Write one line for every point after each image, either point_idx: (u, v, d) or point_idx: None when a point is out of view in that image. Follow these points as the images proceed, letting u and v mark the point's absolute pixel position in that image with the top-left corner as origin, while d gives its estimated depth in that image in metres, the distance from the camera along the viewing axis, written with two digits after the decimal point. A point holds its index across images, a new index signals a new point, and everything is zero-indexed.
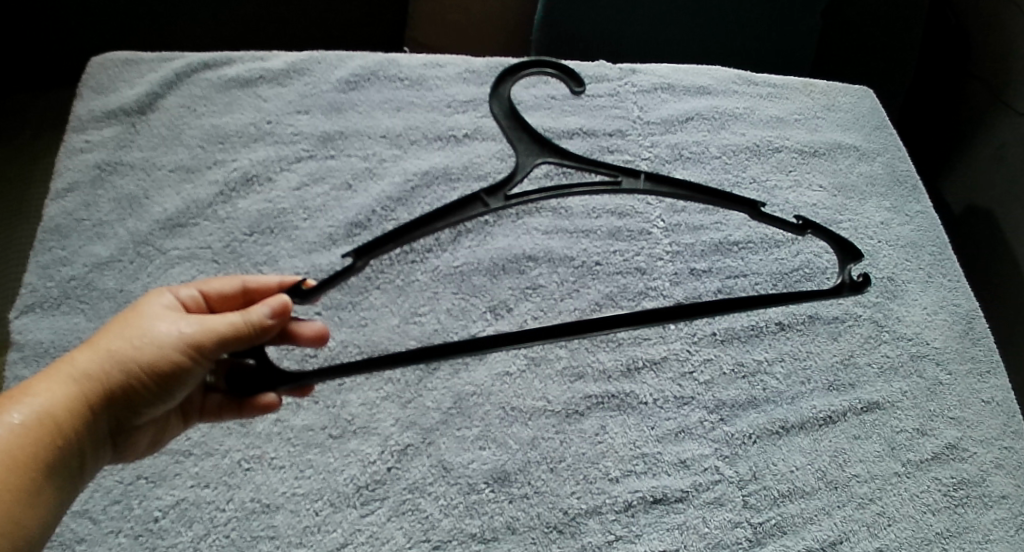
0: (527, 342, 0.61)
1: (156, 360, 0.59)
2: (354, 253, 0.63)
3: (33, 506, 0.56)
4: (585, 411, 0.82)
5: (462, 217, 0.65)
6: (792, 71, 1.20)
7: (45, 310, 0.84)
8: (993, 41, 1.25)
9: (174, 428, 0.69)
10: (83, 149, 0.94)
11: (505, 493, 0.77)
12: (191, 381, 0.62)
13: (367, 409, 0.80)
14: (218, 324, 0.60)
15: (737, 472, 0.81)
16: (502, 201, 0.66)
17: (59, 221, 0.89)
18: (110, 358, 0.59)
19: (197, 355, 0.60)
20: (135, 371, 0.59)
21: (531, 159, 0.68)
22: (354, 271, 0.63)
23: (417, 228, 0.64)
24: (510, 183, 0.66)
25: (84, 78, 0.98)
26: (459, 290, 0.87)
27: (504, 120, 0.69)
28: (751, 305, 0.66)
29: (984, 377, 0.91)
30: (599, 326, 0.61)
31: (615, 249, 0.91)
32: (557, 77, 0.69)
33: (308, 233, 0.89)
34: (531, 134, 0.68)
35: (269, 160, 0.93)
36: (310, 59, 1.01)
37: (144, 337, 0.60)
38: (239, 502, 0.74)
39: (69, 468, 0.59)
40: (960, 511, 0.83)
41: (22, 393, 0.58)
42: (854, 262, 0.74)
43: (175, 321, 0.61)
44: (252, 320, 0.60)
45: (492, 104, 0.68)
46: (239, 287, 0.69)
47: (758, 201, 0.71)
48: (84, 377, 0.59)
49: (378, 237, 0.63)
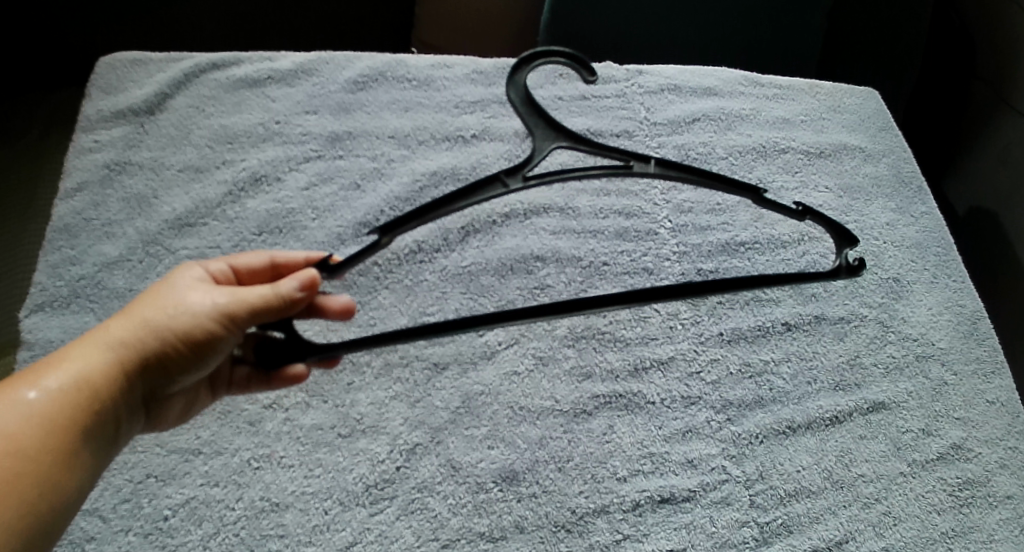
0: (549, 315, 0.65)
1: (189, 329, 0.61)
2: (378, 230, 0.65)
3: (70, 471, 0.57)
4: (593, 411, 0.83)
5: (483, 196, 0.67)
6: (798, 71, 1.20)
7: (54, 309, 0.84)
8: (998, 42, 1.25)
9: (204, 399, 0.72)
10: (92, 148, 0.94)
11: (513, 492, 0.77)
12: (224, 350, 0.64)
13: (376, 408, 0.81)
14: (250, 295, 0.62)
15: (744, 472, 0.82)
16: (521, 181, 0.68)
17: (68, 221, 0.90)
18: (146, 326, 0.61)
19: (231, 324, 0.62)
20: (170, 339, 0.61)
21: (547, 143, 0.70)
22: (378, 248, 0.65)
23: (439, 207, 0.66)
24: (528, 165, 0.68)
25: (93, 78, 0.99)
26: (467, 290, 0.87)
27: (520, 106, 0.70)
28: (756, 283, 0.70)
29: (989, 378, 0.91)
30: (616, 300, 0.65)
31: (622, 249, 0.91)
32: (569, 64, 0.70)
33: (317, 233, 0.90)
34: (546, 121, 0.70)
35: (278, 160, 0.94)
36: (318, 60, 1.02)
37: (178, 307, 0.62)
38: (249, 501, 0.75)
39: (105, 435, 0.60)
40: (966, 511, 0.83)
41: (59, 360, 0.59)
42: (850, 246, 0.75)
43: (208, 292, 0.63)
44: (283, 293, 0.62)
45: (509, 90, 0.70)
46: (268, 262, 0.72)
47: (761, 187, 0.72)
48: (120, 344, 0.60)
49: (401, 214, 0.65)
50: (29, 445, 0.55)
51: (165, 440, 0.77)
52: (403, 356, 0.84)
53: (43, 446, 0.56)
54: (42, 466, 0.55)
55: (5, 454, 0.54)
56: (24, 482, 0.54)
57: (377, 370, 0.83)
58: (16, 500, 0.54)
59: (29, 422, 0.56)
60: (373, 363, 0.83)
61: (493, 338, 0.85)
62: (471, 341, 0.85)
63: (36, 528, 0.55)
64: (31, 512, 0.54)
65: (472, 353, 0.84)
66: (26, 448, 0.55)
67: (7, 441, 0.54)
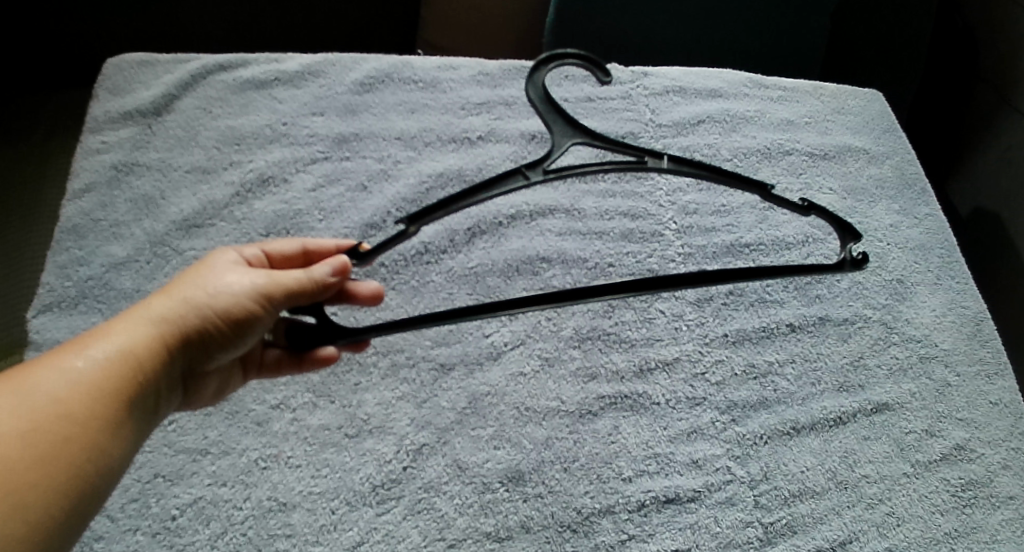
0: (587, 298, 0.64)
1: (230, 306, 0.61)
2: (405, 220, 0.63)
3: (117, 440, 0.54)
4: (598, 412, 0.83)
5: (507, 188, 0.65)
6: (802, 72, 1.20)
7: (62, 310, 0.85)
8: (1001, 43, 1.25)
9: (235, 381, 0.71)
10: (100, 149, 0.95)
11: (520, 492, 0.78)
12: (258, 332, 0.64)
13: (382, 409, 0.81)
14: (286, 277, 0.63)
15: (749, 472, 0.82)
16: (542, 175, 0.66)
17: (76, 221, 0.90)
18: (190, 301, 0.60)
19: (269, 305, 0.63)
20: (211, 316, 0.61)
21: (564, 140, 0.68)
22: (406, 237, 0.64)
23: (465, 197, 0.64)
24: (549, 158, 0.66)
25: (101, 79, 1.00)
26: (473, 291, 0.87)
27: (538, 102, 0.67)
28: (760, 276, 0.69)
29: (992, 379, 0.92)
30: (642, 286, 0.64)
31: (627, 250, 0.92)
32: (581, 65, 0.66)
33: (324, 234, 0.90)
34: (563, 115, 0.67)
35: (285, 161, 0.94)
36: (324, 61, 1.02)
37: (219, 285, 0.62)
38: (256, 501, 0.75)
39: (145, 410, 0.58)
40: (968, 511, 0.83)
41: (102, 331, 0.57)
42: (853, 240, 0.75)
43: (245, 273, 0.63)
44: (316, 277, 0.64)
45: (528, 89, 0.66)
46: (300, 249, 0.73)
47: (768, 183, 0.71)
48: (164, 318, 0.59)
49: (427, 205, 0.64)
50: (78, 410, 0.53)
51: (173, 440, 0.78)
52: (409, 356, 0.84)
53: (92, 412, 0.53)
54: (91, 432, 0.53)
55: (54, 418, 0.51)
56: (75, 446, 0.51)
57: (384, 371, 0.83)
58: (66, 465, 0.51)
59: (77, 388, 0.53)
60: (380, 364, 0.84)
61: (499, 339, 0.86)
62: (477, 341, 0.86)
63: (83, 497, 0.52)
64: (79, 478, 0.51)
65: (479, 354, 0.85)
66: (75, 413, 0.52)
67: (56, 406, 0.52)
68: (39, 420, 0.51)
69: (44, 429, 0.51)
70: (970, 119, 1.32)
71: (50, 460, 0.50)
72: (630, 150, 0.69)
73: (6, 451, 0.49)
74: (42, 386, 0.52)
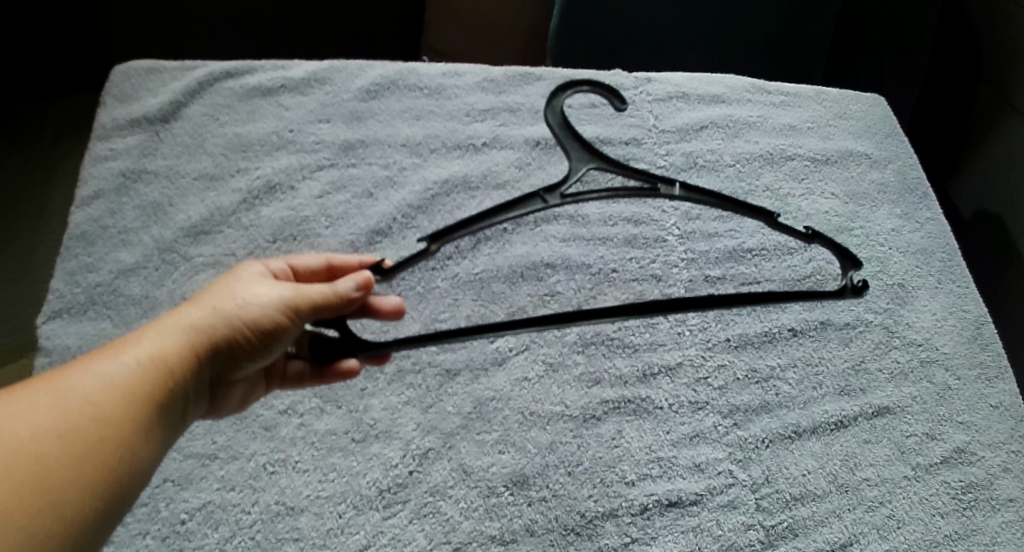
0: (581, 322, 0.67)
1: (258, 317, 0.62)
2: (428, 238, 0.71)
3: (146, 444, 0.55)
4: (602, 416, 0.84)
5: (523, 210, 0.72)
6: (804, 77, 1.21)
7: (71, 316, 0.86)
8: (1005, 45, 1.25)
9: (259, 390, 0.72)
10: (108, 157, 0.96)
11: (524, 496, 0.79)
12: (283, 344, 0.65)
13: (389, 414, 0.82)
14: (312, 291, 0.65)
15: (751, 476, 0.83)
16: (558, 199, 0.73)
17: (85, 228, 0.91)
18: (220, 311, 0.62)
19: (295, 317, 0.64)
20: (240, 327, 0.62)
21: (581, 163, 0.76)
22: (428, 255, 0.71)
23: (484, 219, 0.72)
24: (566, 184, 0.74)
25: (109, 87, 1.01)
26: (478, 296, 0.88)
27: (558, 129, 0.78)
28: (763, 300, 0.73)
29: (992, 383, 0.92)
30: (642, 310, 0.68)
31: (631, 256, 0.93)
32: (601, 95, 0.78)
33: (330, 240, 0.91)
34: (581, 141, 0.77)
35: (292, 168, 0.95)
36: (330, 69, 1.03)
37: (248, 296, 0.63)
38: (265, 505, 0.77)
39: (174, 416, 0.59)
40: (969, 514, 0.84)
41: (134, 339, 0.59)
42: (855, 269, 0.80)
43: (273, 286, 0.65)
44: (340, 292, 0.65)
45: (549, 115, 0.78)
46: (325, 263, 0.75)
47: (775, 212, 0.78)
48: (194, 327, 0.61)
49: (450, 224, 0.72)
50: (110, 413, 0.54)
51: (182, 445, 0.79)
52: (415, 362, 0.86)
53: (124, 416, 0.54)
54: (123, 435, 0.54)
55: (88, 420, 0.52)
56: (106, 448, 0.52)
57: (390, 376, 0.85)
58: (98, 465, 0.52)
59: (110, 392, 0.55)
60: (386, 369, 0.85)
61: (504, 345, 0.87)
62: (482, 347, 0.87)
63: (112, 497, 0.52)
64: (110, 479, 0.52)
65: (484, 359, 0.86)
66: (108, 416, 0.53)
67: (90, 408, 0.53)
68: (74, 421, 0.52)
69: (78, 430, 0.52)
70: (973, 122, 1.33)
71: (83, 460, 0.51)
72: (643, 177, 0.77)
73: (41, 450, 0.50)
74: (77, 389, 0.54)
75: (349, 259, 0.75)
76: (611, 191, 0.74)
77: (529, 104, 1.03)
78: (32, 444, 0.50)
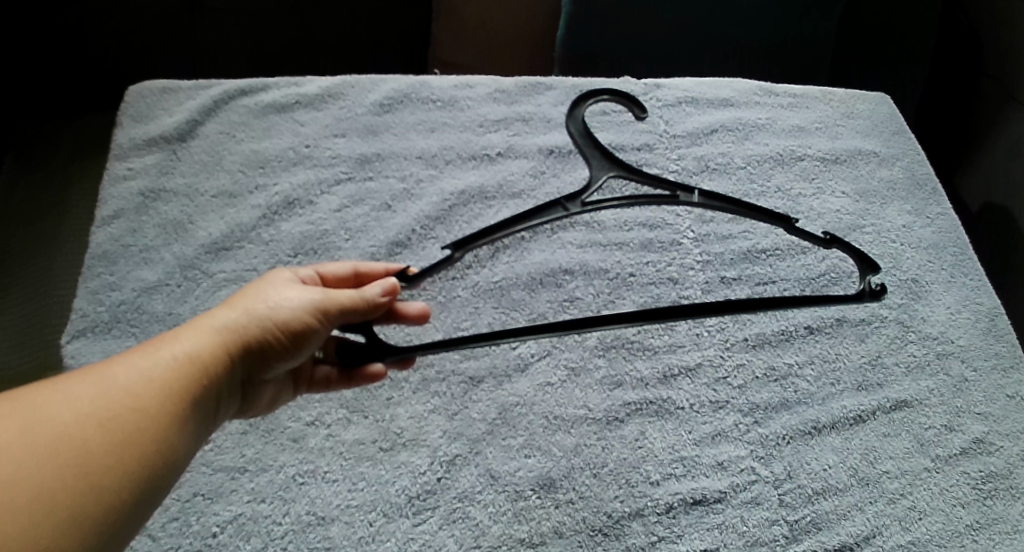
0: (603, 325, 0.69)
1: (289, 319, 0.65)
2: (451, 246, 0.73)
3: (182, 436, 0.57)
4: (624, 418, 0.86)
5: (546, 218, 0.75)
6: (814, 79, 1.21)
7: (96, 335, 0.86)
8: (1005, 40, 1.28)
9: (288, 393, 0.74)
10: (127, 176, 0.97)
11: (551, 499, 0.80)
12: (313, 346, 0.68)
13: (415, 422, 0.84)
14: (340, 295, 0.68)
15: (773, 472, 0.84)
16: (580, 207, 0.76)
17: (107, 248, 0.92)
18: (252, 312, 0.64)
19: (324, 320, 0.67)
20: (271, 328, 0.65)
21: (601, 172, 0.79)
22: (451, 262, 0.73)
23: (506, 227, 0.74)
24: (587, 192, 0.77)
25: (124, 107, 1.02)
26: (498, 304, 0.90)
27: (579, 139, 0.82)
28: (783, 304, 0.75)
29: (1008, 373, 0.94)
30: (658, 315, 0.70)
31: (647, 260, 0.94)
32: (621, 105, 0.83)
33: (350, 253, 0.93)
34: (601, 150, 0.80)
35: (310, 183, 0.97)
36: (344, 84, 1.05)
37: (279, 299, 0.66)
38: (296, 515, 0.78)
39: (207, 412, 0.61)
40: (989, 503, 0.85)
41: (171, 337, 0.60)
42: (874, 273, 0.82)
43: (302, 290, 0.67)
44: (368, 297, 0.69)
45: (569, 123, 0.82)
46: (352, 270, 0.77)
47: (792, 218, 0.81)
48: (227, 327, 0.63)
49: (473, 232, 0.74)
50: (149, 404, 0.55)
51: (211, 459, 0.80)
52: (439, 371, 0.87)
53: (161, 407, 0.56)
54: (160, 425, 0.55)
55: (127, 410, 0.54)
56: (145, 437, 0.54)
57: (415, 385, 0.86)
58: (137, 452, 0.53)
59: (148, 385, 0.56)
60: (411, 378, 0.86)
61: (526, 351, 0.88)
62: (504, 354, 0.88)
63: (150, 484, 0.53)
64: (148, 466, 0.53)
65: (506, 366, 0.87)
66: (146, 406, 0.55)
67: (130, 398, 0.55)
68: (115, 410, 0.53)
69: (119, 418, 0.53)
70: (978, 117, 1.34)
71: (123, 446, 0.52)
72: (662, 185, 0.80)
73: (81, 437, 0.51)
74: (117, 380, 0.55)
75: (376, 267, 0.77)
76: (631, 198, 0.77)
77: (541, 113, 1.05)
78: (76, 429, 0.51)
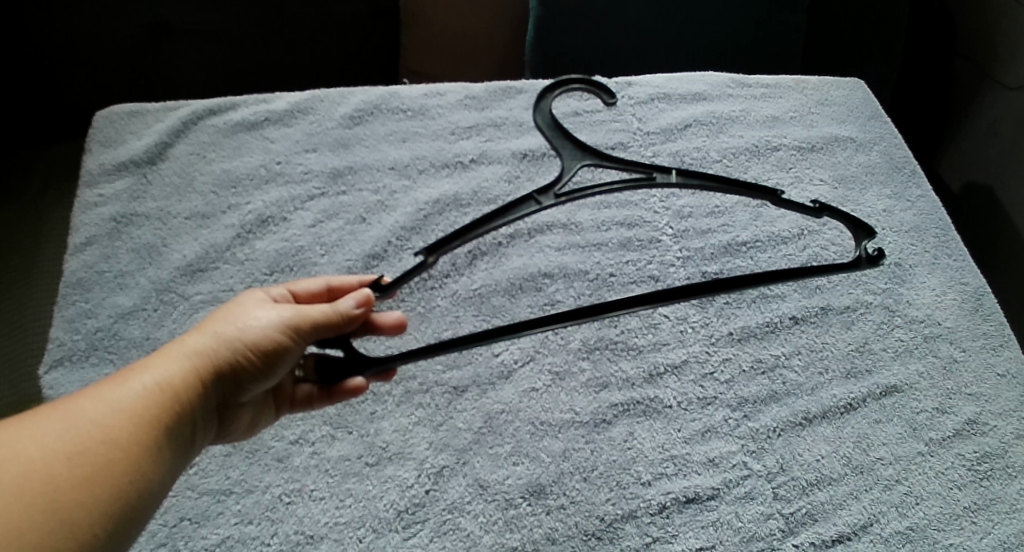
0: (592, 317, 0.66)
1: (259, 340, 0.64)
2: (424, 250, 0.70)
3: (155, 466, 0.56)
4: (612, 420, 0.85)
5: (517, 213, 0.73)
6: (782, 69, 1.24)
7: (73, 363, 0.84)
8: (977, 20, 1.28)
9: (267, 415, 0.73)
10: (98, 202, 0.95)
11: (542, 506, 0.79)
12: (286, 365, 0.67)
13: (400, 435, 0.83)
14: (312, 311, 0.66)
15: (765, 466, 0.83)
16: (553, 199, 0.74)
17: (80, 275, 0.90)
18: (222, 335, 0.63)
19: (297, 338, 0.65)
20: (242, 350, 0.63)
21: (574, 162, 0.77)
22: (424, 267, 0.71)
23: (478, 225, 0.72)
24: (559, 183, 0.74)
25: (92, 134, 1.00)
26: (479, 312, 0.89)
27: (547, 130, 0.79)
28: (775, 279, 0.72)
29: (998, 351, 0.93)
30: (647, 301, 0.68)
31: (627, 259, 0.94)
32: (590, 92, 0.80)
33: (326, 268, 0.92)
34: (571, 141, 0.78)
35: (283, 200, 0.96)
36: (312, 98, 1.05)
37: (249, 320, 0.64)
38: (284, 535, 0.76)
39: (183, 439, 0.60)
40: (985, 484, 0.84)
41: (141, 366, 0.59)
42: (868, 237, 0.80)
43: (274, 309, 0.66)
44: (341, 310, 0.67)
45: (538, 117, 0.79)
46: (324, 286, 0.76)
47: (778, 189, 0.78)
48: (197, 352, 0.62)
49: (445, 234, 0.71)
50: (119, 435, 0.54)
51: (195, 483, 0.79)
52: (422, 382, 0.86)
53: (131, 436, 0.55)
54: (132, 455, 0.54)
55: (98, 442, 0.53)
56: (116, 467, 0.53)
57: (398, 398, 0.85)
58: (108, 483, 0.52)
59: (118, 416, 0.55)
60: (393, 392, 0.85)
61: (509, 357, 0.88)
62: (487, 362, 0.87)
63: (123, 515, 0.53)
64: (121, 497, 0.53)
65: (490, 374, 0.87)
66: (118, 437, 0.54)
67: (99, 430, 0.54)
68: (84, 443, 0.53)
69: (89, 452, 0.52)
70: (956, 97, 1.35)
71: (95, 479, 0.52)
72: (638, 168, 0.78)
73: (51, 472, 0.50)
74: (86, 413, 0.54)
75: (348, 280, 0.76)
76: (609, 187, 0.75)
77: (513, 118, 1.05)
78: (44, 466, 0.50)
